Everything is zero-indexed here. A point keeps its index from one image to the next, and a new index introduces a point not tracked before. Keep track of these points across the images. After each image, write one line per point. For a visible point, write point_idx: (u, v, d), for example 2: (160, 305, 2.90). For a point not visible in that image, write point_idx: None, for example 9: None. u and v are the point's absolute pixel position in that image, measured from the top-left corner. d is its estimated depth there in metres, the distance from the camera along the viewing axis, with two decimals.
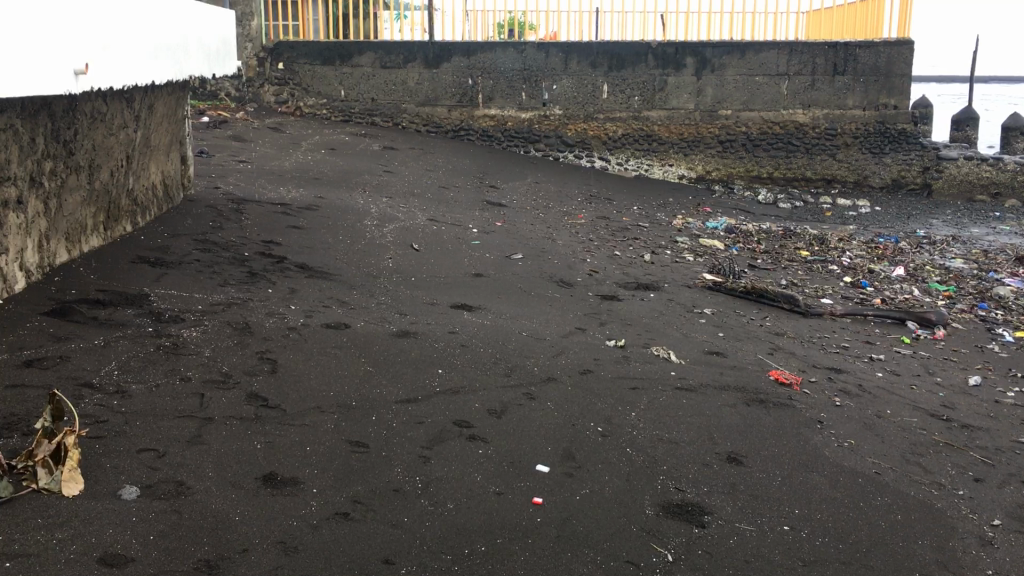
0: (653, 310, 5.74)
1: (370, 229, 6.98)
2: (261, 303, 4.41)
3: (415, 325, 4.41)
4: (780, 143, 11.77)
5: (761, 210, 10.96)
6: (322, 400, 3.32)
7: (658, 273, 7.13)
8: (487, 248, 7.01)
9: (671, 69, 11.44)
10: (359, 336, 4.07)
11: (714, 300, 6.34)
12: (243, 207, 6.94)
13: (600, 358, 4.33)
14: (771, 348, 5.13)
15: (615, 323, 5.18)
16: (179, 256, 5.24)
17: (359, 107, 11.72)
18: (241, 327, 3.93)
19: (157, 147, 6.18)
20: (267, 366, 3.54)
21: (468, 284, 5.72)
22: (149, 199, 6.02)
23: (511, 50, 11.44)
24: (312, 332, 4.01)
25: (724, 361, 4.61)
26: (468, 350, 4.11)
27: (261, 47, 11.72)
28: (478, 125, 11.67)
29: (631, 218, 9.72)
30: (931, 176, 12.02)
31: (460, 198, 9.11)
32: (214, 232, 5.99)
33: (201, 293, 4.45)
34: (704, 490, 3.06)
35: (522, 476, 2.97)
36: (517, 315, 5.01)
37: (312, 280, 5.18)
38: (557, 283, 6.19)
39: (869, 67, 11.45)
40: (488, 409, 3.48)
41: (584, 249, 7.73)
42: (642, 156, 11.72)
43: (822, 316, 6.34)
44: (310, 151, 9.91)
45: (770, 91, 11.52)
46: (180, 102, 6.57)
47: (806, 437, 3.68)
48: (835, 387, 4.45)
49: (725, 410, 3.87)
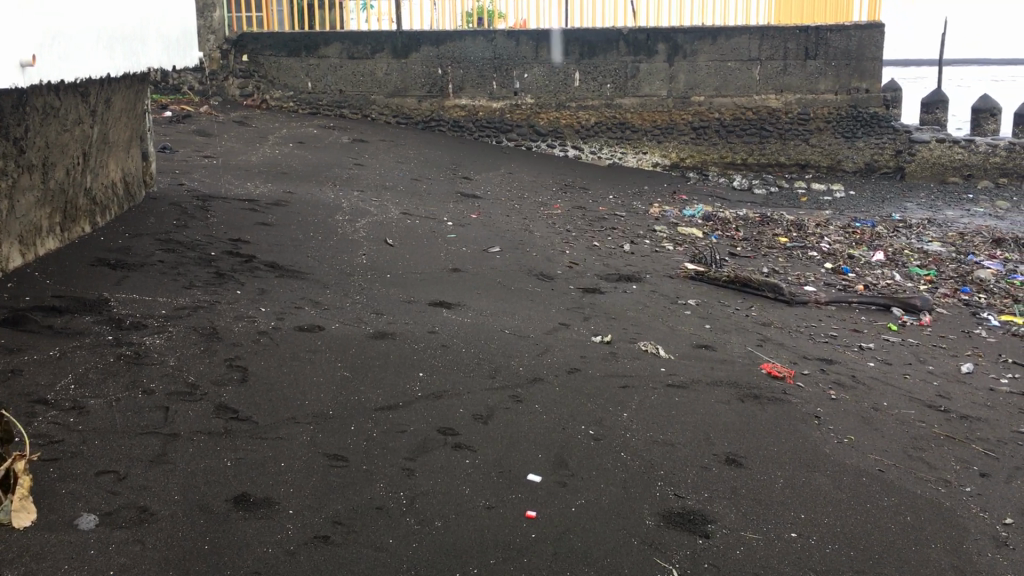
0: (636, 302, 5.58)
1: (341, 224, 6.76)
2: (228, 305, 4.19)
3: (393, 325, 4.21)
4: (754, 129, 11.64)
5: (737, 197, 10.84)
6: (296, 410, 3.12)
7: (638, 263, 6.97)
8: (463, 242, 6.82)
9: (643, 55, 11.26)
10: (334, 339, 3.86)
11: (697, 290, 6.19)
12: (208, 204, 6.69)
13: (587, 355, 4.16)
14: (759, 339, 4.98)
15: (599, 318, 5.01)
16: (141, 258, 5.01)
17: (327, 99, 11.48)
18: (208, 332, 3.71)
19: (115, 143, 5.93)
20: (237, 374, 3.33)
21: (445, 280, 5.52)
22: (109, 198, 5.77)
23: (480, 39, 11.22)
24: (284, 336, 3.80)
25: (713, 355, 4.45)
26: (448, 351, 3.92)
27: (224, 39, 11.44)
28: (449, 115, 11.45)
29: (607, 208, 9.56)
30: (904, 159, 11.95)
31: (433, 190, 8.91)
32: (178, 232, 5.75)
33: (165, 297, 4.22)
34: (705, 496, 2.89)
35: (514, 487, 2.79)
36: (497, 311, 4.82)
37: (282, 279, 4.96)
38: (536, 276, 6.01)
39: (840, 50, 11.32)
40: (473, 415, 3.29)
41: (562, 240, 7.55)
42: (615, 144, 11.56)
43: (807, 305, 6.20)
44: (277, 145, 9.65)
45: (742, 76, 11.38)
46: (140, 95, 6.30)
47: (805, 433, 3.52)
48: (829, 378, 4.30)
49: (719, 407, 3.71)
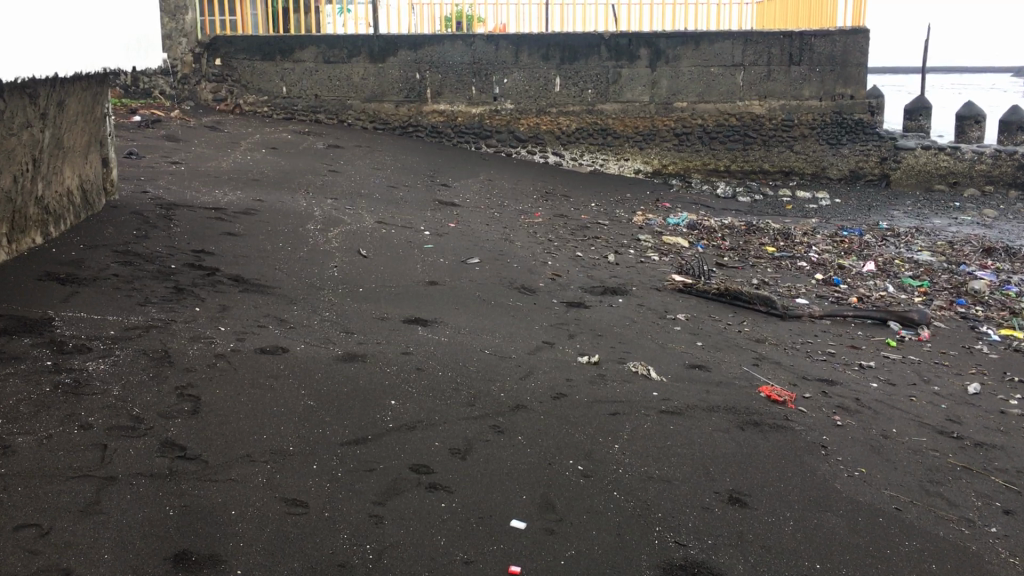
0: (624, 317, 5.29)
1: (313, 234, 6.42)
2: (185, 325, 3.86)
3: (364, 346, 3.89)
4: (738, 135, 11.40)
5: (721, 205, 10.59)
6: (252, 446, 2.80)
7: (624, 275, 6.68)
8: (440, 253, 6.50)
9: (624, 60, 11.00)
10: (298, 362, 3.54)
11: (687, 304, 5.91)
12: (172, 213, 6.35)
13: (574, 378, 3.85)
14: (755, 358, 4.69)
15: (586, 335, 4.71)
16: (94, 272, 4.66)
17: (302, 104, 11.14)
18: (159, 356, 3.38)
19: (71, 148, 5.59)
20: (188, 405, 3.00)
21: (421, 294, 5.21)
22: (63, 207, 5.42)
23: (459, 43, 10.93)
24: (243, 360, 3.47)
25: (708, 376, 4.16)
26: (423, 375, 3.60)
27: (196, 42, 11.05)
28: (427, 121, 11.14)
29: (590, 216, 9.28)
30: (889, 166, 11.75)
31: (410, 197, 8.59)
32: (138, 243, 5.41)
33: (115, 315, 3.88)
34: (708, 544, 2.60)
35: (495, 536, 2.49)
36: (476, 329, 4.51)
37: (246, 295, 4.63)
38: (518, 289, 5.70)
39: (825, 56, 11.09)
40: (449, 449, 2.98)
41: (544, 250, 7.26)
42: (597, 150, 11.30)
43: (801, 319, 5.93)
44: (249, 151, 9.30)
45: (726, 82, 11.13)
46: (99, 97, 5.96)
47: (812, 466, 3.24)
48: (831, 402, 4.02)
49: (719, 437, 3.41)
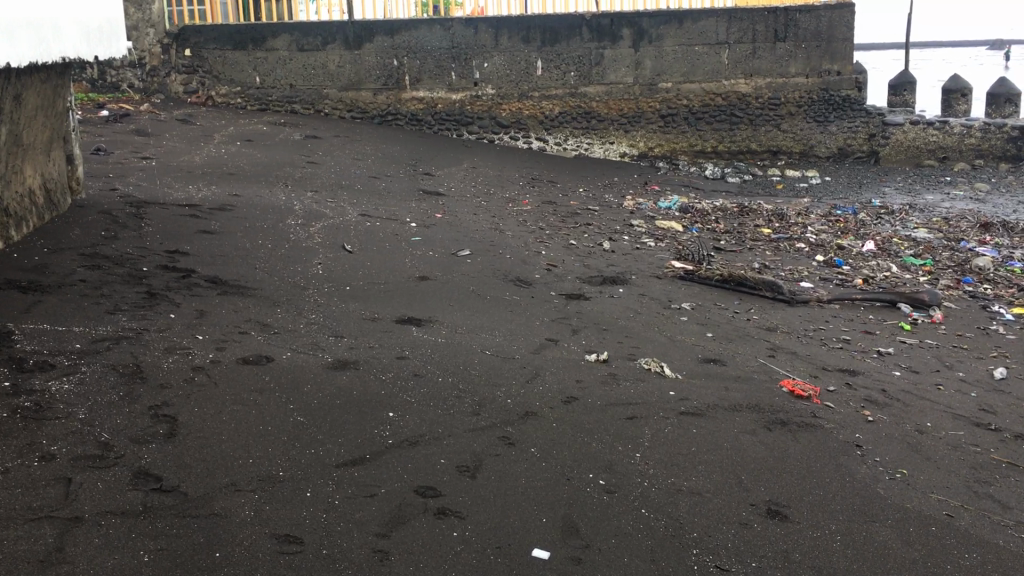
0: (626, 309, 5.01)
1: (293, 229, 6.10)
2: (159, 335, 3.54)
3: (355, 351, 3.58)
4: (724, 115, 11.12)
5: (710, 186, 10.33)
6: (238, 473, 2.49)
7: (621, 263, 6.40)
8: (428, 245, 6.20)
9: (607, 41, 10.68)
10: (285, 373, 3.24)
11: (689, 292, 5.64)
12: (143, 211, 6.01)
13: (583, 379, 3.56)
14: (770, 349, 4.42)
15: (589, 329, 4.43)
16: (60, 278, 4.33)
17: (277, 94, 10.78)
18: (130, 372, 3.07)
19: (32, 145, 5.25)
20: (164, 428, 2.70)
21: (411, 291, 4.90)
22: (25, 208, 5.09)
23: (436, 28, 10.58)
24: (223, 372, 3.16)
25: (725, 371, 3.89)
26: (423, 383, 3.30)
27: (164, 32, 10.63)
28: (407, 108, 10.81)
29: (578, 202, 8.99)
30: (878, 143, 11.50)
31: (392, 188, 8.27)
32: (106, 245, 5.08)
33: (81, 327, 3.56)
34: (752, 567, 2.33)
35: (516, 570, 2.21)
36: (473, 327, 4.22)
37: (225, 297, 4.32)
38: (512, 282, 5.41)
39: (810, 32, 10.82)
40: (457, 467, 2.69)
41: (535, 239, 6.96)
42: (581, 134, 11.00)
43: (809, 304, 5.67)
44: (223, 144, 8.95)
45: (710, 61, 10.84)
46: (60, 90, 5.61)
47: (850, 469, 2.98)
48: (859, 395, 3.75)
49: (746, 439, 3.14)
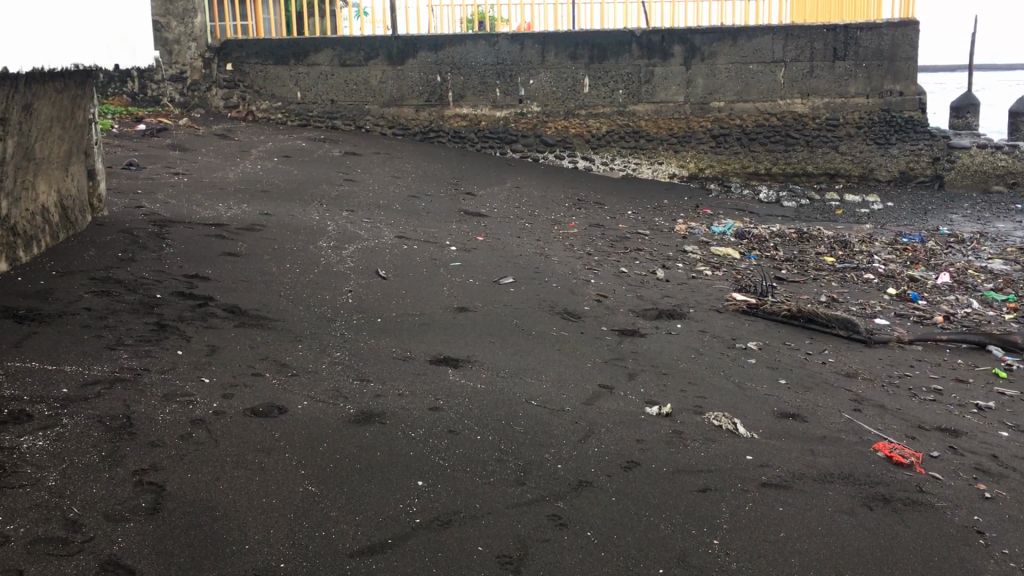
0: (687, 348, 4.50)
1: (324, 252, 5.68)
2: (160, 377, 3.10)
3: (383, 401, 3.11)
4: (778, 136, 10.56)
5: (765, 210, 9.78)
6: (230, 567, 2.04)
7: (678, 294, 5.90)
8: (468, 271, 5.74)
9: (658, 58, 10.21)
10: (298, 428, 2.77)
11: (755, 329, 5.11)
12: (166, 231, 5.63)
13: (645, 438, 3.06)
14: (853, 401, 3.89)
15: (648, 373, 3.93)
16: (63, 305, 3.92)
17: (317, 109, 10.42)
18: (117, 426, 2.62)
19: (47, 159, 4.88)
20: (145, 502, 2.24)
21: (447, 324, 4.44)
22: (37, 227, 4.72)
23: (481, 43, 10.18)
24: (226, 427, 2.70)
25: (810, 429, 3.37)
26: (459, 443, 2.82)
27: (206, 47, 10.33)
28: (449, 125, 10.40)
29: (628, 225, 8.50)
30: (943, 166, 10.75)
31: (433, 208, 7.83)
32: (121, 268, 4.68)
33: (73, 366, 3.13)
34: None
35: None
36: (517, 370, 3.73)
37: (243, 331, 3.88)
38: (560, 314, 4.93)
39: (872, 51, 10.24)
40: (498, 558, 2.21)
41: (583, 266, 6.48)
42: (629, 153, 10.50)
43: (888, 345, 5.11)
44: (260, 159, 8.59)
45: (766, 79, 10.30)
46: (80, 99, 5.24)
47: (976, 567, 2.47)
48: (967, 462, 3.23)
49: (844, 521, 2.63)
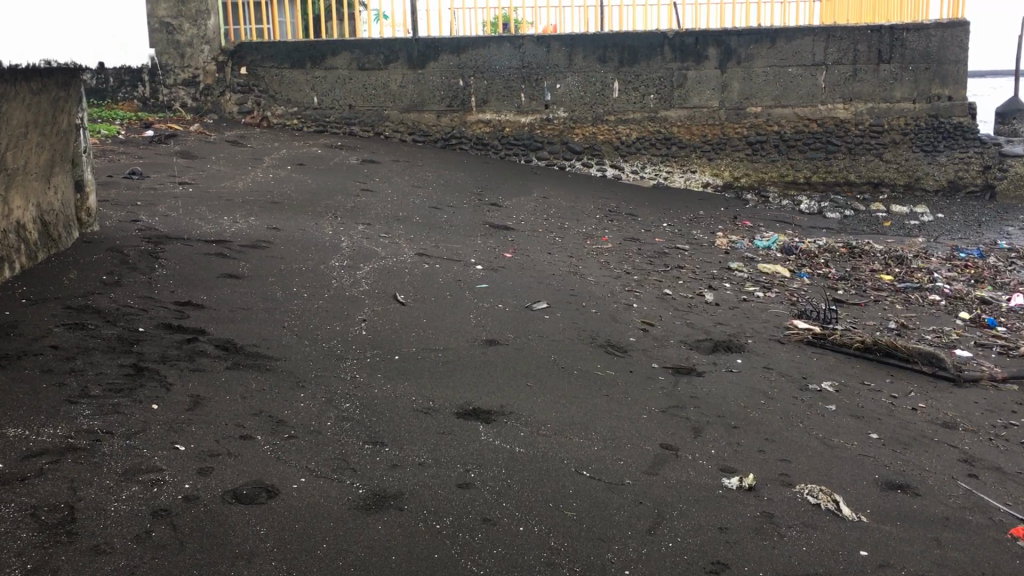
0: (754, 391, 3.86)
1: (336, 273, 5.08)
2: (125, 444, 2.49)
3: (398, 475, 2.48)
4: (819, 142, 9.85)
5: (809, 222, 9.09)
6: None
7: (731, 321, 5.25)
8: (497, 294, 5.13)
9: (691, 61, 9.57)
10: (292, 520, 2.15)
11: (827, 365, 4.46)
12: (162, 249, 5.04)
13: (731, 526, 2.43)
14: (964, 463, 3.24)
15: (718, 427, 3.29)
16: (25, 342, 3.32)
17: (334, 114, 9.82)
18: (55, 523, 2.01)
19: (22, 169, 4.28)
20: None
21: (475, 362, 3.82)
22: (8, 247, 4.12)
23: (506, 45, 9.58)
24: (199, 521, 2.09)
25: (928, 508, 2.73)
26: (497, 538, 2.20)
27: (219, 49, 9.75)
28: (472, 131, 9.78)
29: (665, 239, 7.85)
30: (995, 175, 9.98)
31: (454, 220, 7.23)
32: (103, 295, 4.08)
33: (19, 429, 2.52)
34: None
35: None
36: (562, 426, 3.10)
37: (236, 374, 3.28)
38: (604, 348, 4.30)
39: (918, 53, 9.59)
40: None
41: (622, 287, 5.85)
42: (660, 161, 9.82)
43: (979, 383, 4.44)
44: (272, 168, 8.00)
45: (807, 83, 9.64)
46: (64, 101, 4.63)
47: None
48: None
49: None
